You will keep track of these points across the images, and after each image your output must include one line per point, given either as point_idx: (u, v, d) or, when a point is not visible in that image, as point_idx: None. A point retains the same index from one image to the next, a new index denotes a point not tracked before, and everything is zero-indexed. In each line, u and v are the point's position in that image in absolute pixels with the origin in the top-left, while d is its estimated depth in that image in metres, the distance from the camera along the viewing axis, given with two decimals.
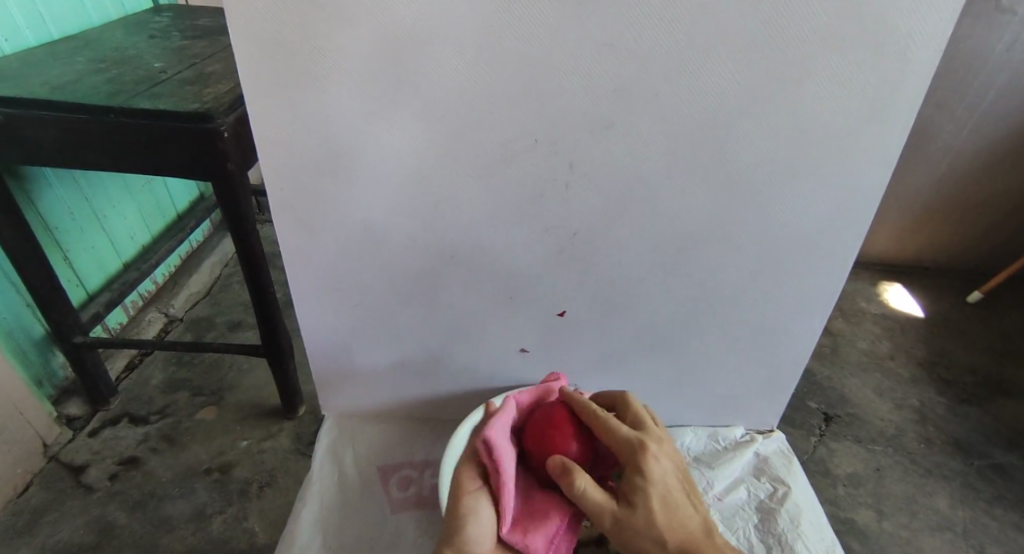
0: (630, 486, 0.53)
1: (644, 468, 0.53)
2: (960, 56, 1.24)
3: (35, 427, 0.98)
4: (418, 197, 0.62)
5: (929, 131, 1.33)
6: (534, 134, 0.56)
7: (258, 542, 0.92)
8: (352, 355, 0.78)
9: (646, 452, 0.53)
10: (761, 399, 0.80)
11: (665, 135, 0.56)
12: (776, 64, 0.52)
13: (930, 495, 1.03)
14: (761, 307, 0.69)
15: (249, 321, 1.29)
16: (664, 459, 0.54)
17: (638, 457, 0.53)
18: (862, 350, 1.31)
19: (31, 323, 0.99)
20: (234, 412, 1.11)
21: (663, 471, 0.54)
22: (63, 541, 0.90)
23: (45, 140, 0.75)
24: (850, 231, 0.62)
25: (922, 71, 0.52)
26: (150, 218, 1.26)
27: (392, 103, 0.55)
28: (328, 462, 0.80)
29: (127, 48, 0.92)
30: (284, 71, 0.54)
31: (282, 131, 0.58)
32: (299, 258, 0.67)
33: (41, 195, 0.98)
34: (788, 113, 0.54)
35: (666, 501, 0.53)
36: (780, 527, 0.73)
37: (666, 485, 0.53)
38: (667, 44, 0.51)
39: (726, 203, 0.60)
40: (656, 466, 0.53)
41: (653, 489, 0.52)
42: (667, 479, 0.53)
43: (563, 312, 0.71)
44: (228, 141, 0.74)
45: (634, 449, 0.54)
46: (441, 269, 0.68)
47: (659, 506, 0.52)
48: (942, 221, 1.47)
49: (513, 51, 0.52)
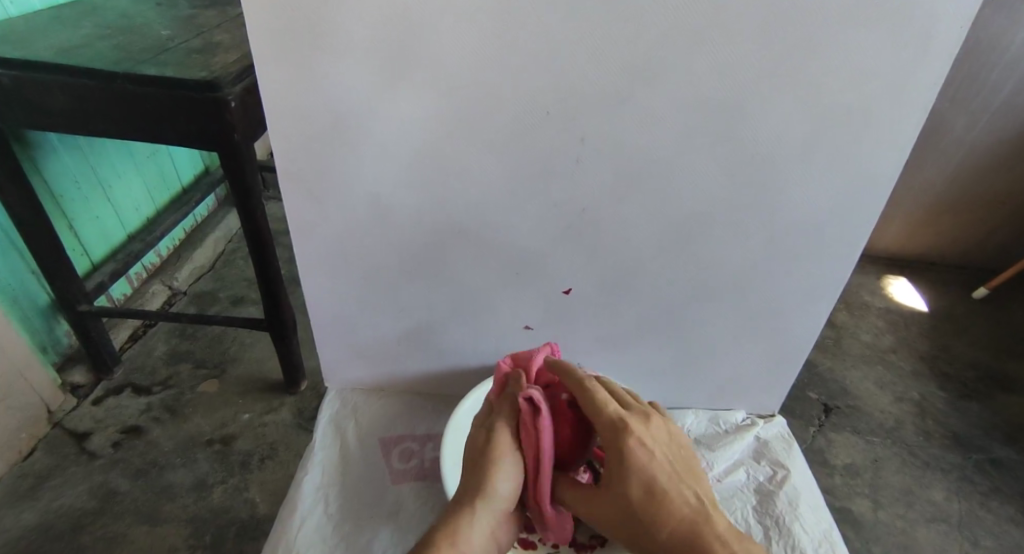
0: (618, 473, 0.54)
1: (628, 452, 0.53)
2: (978, 49, 1.22)
3: (40, 394, 0.99)
4: (427, 170, 0.61)
5: (941, 125, 1.32)
6: (546, 108, 0.56)
7: (258, 512, 0.93)
8: (356, 329, 0.78)
9: (626, 443, 0.53)
10: (763, 384, 0.80)
11: (679, 112, 0.55)
12: (796, 42, 0.51)
13: (927, 487, 1.03)
14: (767, 292, 0.69)
15: (253, 296, 1.30)
16: (649, 440, 0.54)
17: (620, 451, 0.53)
18: (863, 343, 1.31)
19: (36, 291, 1.00)
20: (235, 385, 1.12)
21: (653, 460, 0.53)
22: (66, 505, 0.91)
23: (52, 105, 0.75)
24: (861, 217, 0.61)
25: (943, 56, 0.51)
26: (155, 191, 1.25)
27: (404, 73, 0.55)
28: (330, 432, 0.81)
29: (134, 15, 0.91)
30: (296, 37, 0.53)
31: (291, 100, 0.57)
32: (305, 228, 0.67)
33: (46, 163, 0.98)
34: (803, 95, 0.54)
35: (655, 487, 0.53)
36: (778, 509, 0.73)
37: (653, 470, 0.53)
38: (686, 21, 0.50)
39: (736, 184, 0.60)
40: (639, 450, 0.53)
41: (638, 480, 0.53)
42: (654, 464, 0.54)
43: (568, 291, 0.71)
44: (235, 111, 0.74)
45: (617, 433, 0.54)
46: (449, 245, 0.67)
47: (648, 492, 0.53)
48: (950, 216, 1.46)
49: (528, 21, 0.51)
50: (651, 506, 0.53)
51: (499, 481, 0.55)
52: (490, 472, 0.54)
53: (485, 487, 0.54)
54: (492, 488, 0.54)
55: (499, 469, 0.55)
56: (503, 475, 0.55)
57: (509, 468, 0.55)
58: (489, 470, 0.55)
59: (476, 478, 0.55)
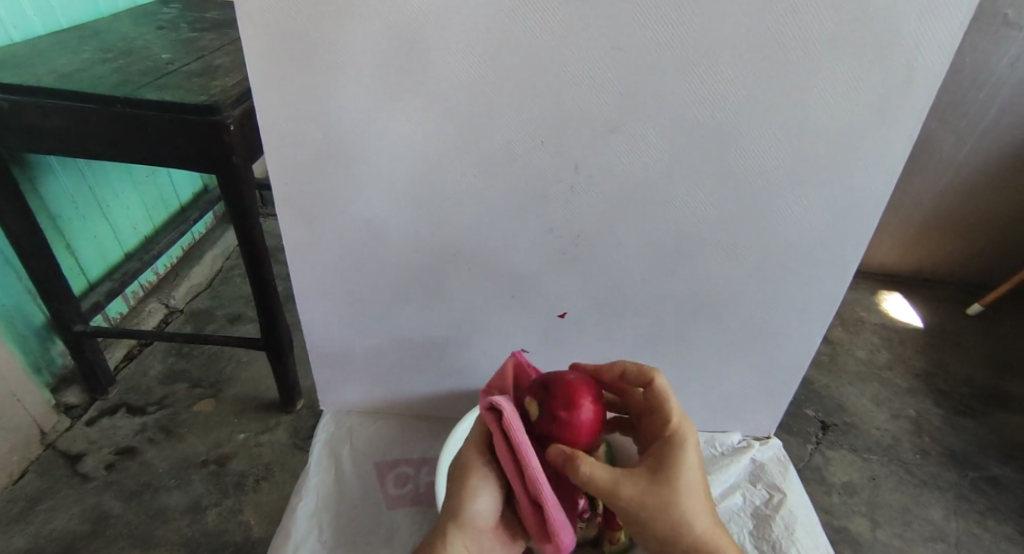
0: (654, 464, 0.53)
1: (680, 449, 0.53)
2: (965, 69, 1.24)
3: (34, 415, 0.99)
4: (422, 194, 0.62)
5: (932, 143, 1.34)
6: (540, 135, 0.57)
7: (252, 535, 0.92)
8: (352, 351, 0.78)
9: (684, 444, 0.53)
10: (758, 406, 0.81)
11: (672, 139, 0.56)
12: (785, 69, 0.52)
13: (925, 505, 1.03)
14: (761, 312, 0.69)
15: (249, 314, 1.30)
16: (696, 453, 0.54)
17: (677, 447, 0.53)
18: (860, 359, 1.31)
19: (32, 311, 1.00)
20: (232, 404, 1.12)
21: (695, 470, 0.53)
22: (57, 529, 0.90)
23: (52, 128, 0.76)
24: (853, 241, 0.62)
25: (928, 85, 0.52)
26: (153, 209, 1.26)
27: (401, 100, 0.55)
28: (325, 456, 0.81)
29: (135, 39, 0.92)
30: (294, 65, 0.54)
31: (288, 126, 0.58)
32: (302, 253, 0.68)
33: (45, 183, 0.98)
34: (793, 122, 0.55)
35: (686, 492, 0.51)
36: (775, 533, 0.73)
37: (694, 476, 0.52)
38: (677, 51, 0.51)
39: (729, 210, 0.61)
40: (690, 455, 0.53)
41: (675, 481, 0.51)
42: (695, 471, 0.52)
43: (563, 314, 0.71)
44: (234, 134, 0.74)
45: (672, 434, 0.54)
46: (444, 268, 0.68)
47: (682, 489, 0.52)
48: (942, 233, 1.47)
49: (522, 51, 0.52)
50: (682, 503, 0.51)
51: (478, 497, 0.52)
52: (463, 493, 0.52)
53: (460, 510, 0.52)
54: (469, 509, 0.52)
55: (470, 486, 0.52)
56: (478, 491, 0.52)
57: (483, 481, 0.53)
58: (462, 488, 0.52)
59: (451, 498, 0.53)
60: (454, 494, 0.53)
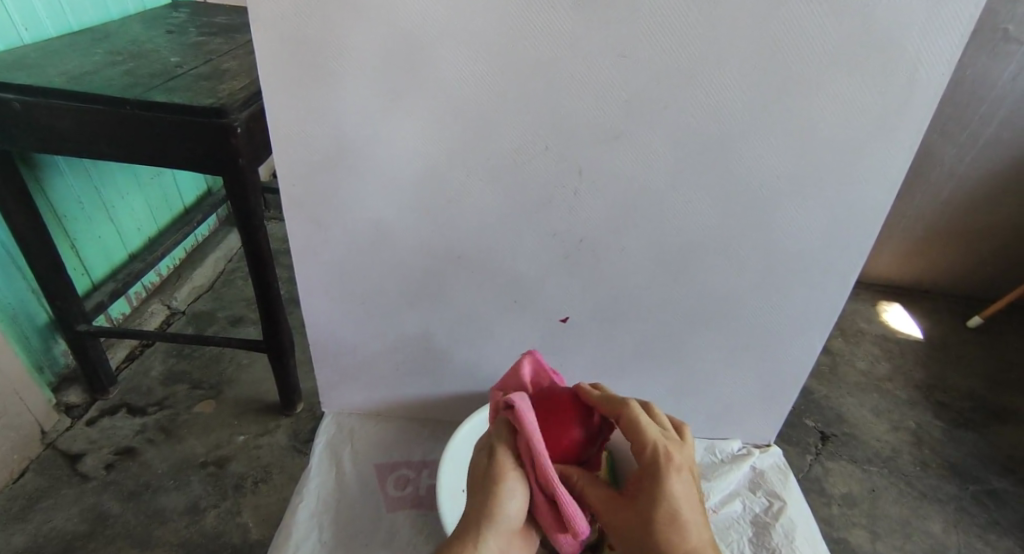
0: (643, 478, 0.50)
1: (659, 480, 0.49)
2: (966, 83, 1.25)
3: (34, 414, 0.99)
4: (427, 198, 0.62)
5: (932, 155, 1.35)
6: (544, 141, 0.57)
7: (250, 538, 0.92)
8: (354, 353, 0.78)
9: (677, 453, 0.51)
10: (758, 414, 0.81)
11: (675, 148, 0.57)
12: (789, 81, 0.53)
13: (925, 518, 1.03)
14: (763, 320, 0.70)
15: (251, 316, 1.30)
16: (684, 472, 0.50)
17: (673, 454, 0.51)
18: (860, 370, 1.31)
19: (36, 310, 1.00)
20: (232, 406, 1.12)
21: (686, 483, 0.50)
22: (55, 529, 0.90)
23: (61, 129, 0.76)
24: (852, 252, 0.63)
25: (930, 93, 0.53)
26: (158, 211, 1.26)
27: (406, 102, 0.56)
28: (326, 457, 0.81)
29: (145, 42, 0.93)
30: (300, 66, 0.55)
31: (295, 128, 0.59)
32: (307, 255, 0.68)
33: (51, 184, 0.99)
34: (795, 131, 0.55)
35: (679, 515, 0.49)
36: (775, 542, 0.73)
37: (682, 491, 0.50)
38: (677, 62, 0.52)
39: (731, 218, 0.61)
40: (673, 484, 0.49)
41: (672, 493, 0.49)
42: (686, 487, 0.50)
43: (564, 319, 0.72)
44: (240, 137, 0.75)
45: (653, 461, 0.50)
46: (447, 272, 0.68)
47: (665, 522, 0.49)
48: (942, 246, 1.48)
49: (528, 56, 0.53)
50: (667, 519, 0.49)
51: (508, 499, 0.51)
52: (495, 495, 0.50)
53: (493, 506, 0.50)
54: (501, 508, 0.50)
55: (503, 488, 0.51)
56: (511, 493, 0.51)
57: (517, 483, 0.51)
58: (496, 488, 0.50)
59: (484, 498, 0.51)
60: (486, 496, 0.50)
